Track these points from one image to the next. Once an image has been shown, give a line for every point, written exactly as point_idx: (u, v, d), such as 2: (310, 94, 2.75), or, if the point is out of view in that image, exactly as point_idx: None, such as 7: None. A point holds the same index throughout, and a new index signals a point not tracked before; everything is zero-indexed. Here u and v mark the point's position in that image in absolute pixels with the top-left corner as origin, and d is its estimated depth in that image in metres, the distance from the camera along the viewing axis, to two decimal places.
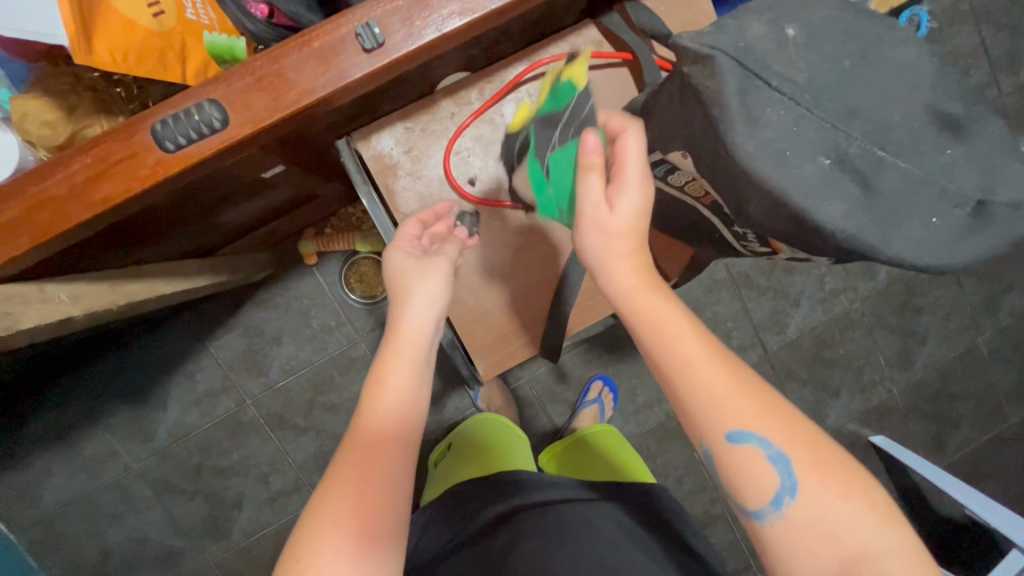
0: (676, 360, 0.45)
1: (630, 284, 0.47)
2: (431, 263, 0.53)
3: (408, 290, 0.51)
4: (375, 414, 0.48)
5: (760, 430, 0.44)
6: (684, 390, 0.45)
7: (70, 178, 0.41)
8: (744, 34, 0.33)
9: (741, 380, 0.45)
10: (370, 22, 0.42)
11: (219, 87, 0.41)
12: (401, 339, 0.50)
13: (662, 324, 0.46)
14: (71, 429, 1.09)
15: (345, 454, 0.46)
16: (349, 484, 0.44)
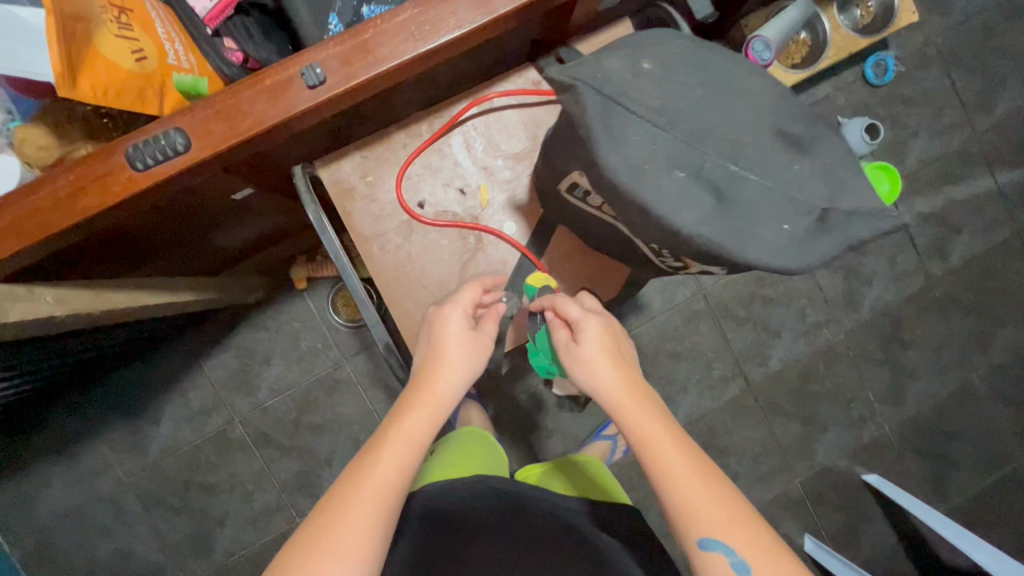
0: (659, 467, 0.54)
1: (621, 403, 0.56)
2: (480, 339, 0.59)
3: (448, 354, 0.57)
4: (394, 452, 0.53)
5: (728, 541, 0.51)
6: (667, 497, 0.53)
7: (55, 192, 0.48)
8: (601, 68, 0.39)
9: (715, 493, 0.52)
10: (315, 64, 0.49)
11: (184, 118, 0.49)
12: (433, 395, 0.56)
13: (649, 442, 0.55)
14: (69, 442, 1.15)
15: (361, 485, 0.51)
16: (361, 513, 0.49)
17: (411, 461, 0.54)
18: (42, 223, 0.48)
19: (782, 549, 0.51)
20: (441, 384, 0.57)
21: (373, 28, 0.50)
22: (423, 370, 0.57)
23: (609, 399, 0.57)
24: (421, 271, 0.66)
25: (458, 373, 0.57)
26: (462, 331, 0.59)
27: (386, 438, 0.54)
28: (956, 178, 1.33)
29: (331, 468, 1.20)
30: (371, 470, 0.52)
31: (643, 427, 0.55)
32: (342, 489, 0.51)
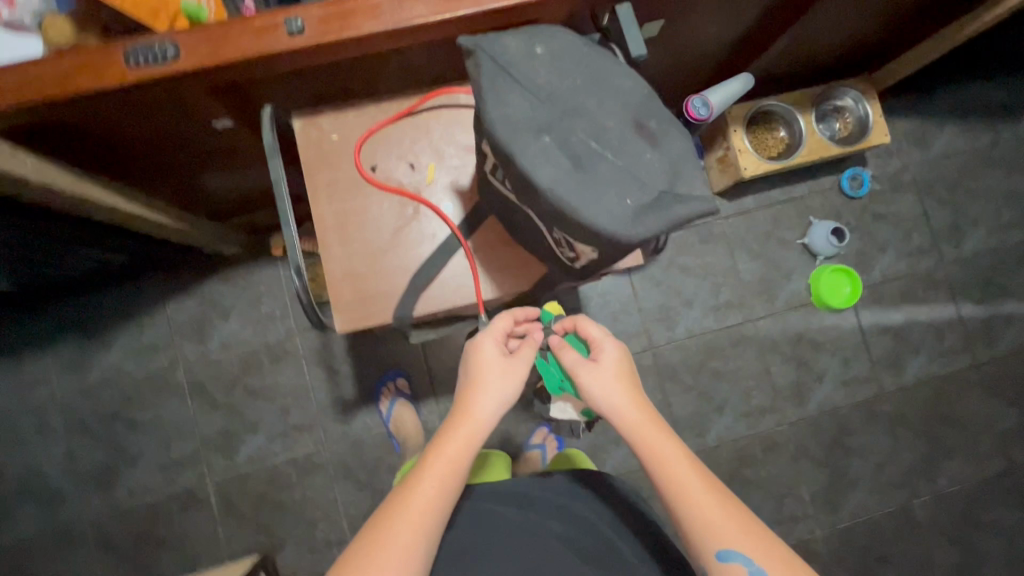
0: (672, 485, 0.61)
1: (637, 422, 0.65)
2: (513, 365, 0.68)
3: (484, 383, 0.67)
4: (435, 474, 0.61)
5: (744, 550, 0.57)
6: (688, 515, 0.59)
7: (58, 67, 0.57)
8: (501, 44, 0.47)
9: (723, 505, 0.59)
10: (297, 17, 0.59)
11: (181, 35, 0.59)
12: (470, 419, 0.65)
13: (665, 459, 0.62)
14: (19, 348, 1.21)
15: (405, 503, 0.59)
16: (408, 526, 0.58)
17: (449, 480, 0.62)
18: (37, 88, 0.57)
19: (792, 553, 0.58)
20: (476, 410, 0.65)
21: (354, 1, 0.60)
22: (463, 397, 0.67)
23: (628, 417, 0.65)
24: (358, 225, 0.73)
25: (491, 400, 0.66)
26: (499, 360, 0.68)
27: (428, 463, 0.62)
28: (917, 298, 1.37)
29: (255, 434, 1.23)
30: (415, 491, 0.60)
31: (658, 445, 0.63)
32: (395, 503, 0.60)
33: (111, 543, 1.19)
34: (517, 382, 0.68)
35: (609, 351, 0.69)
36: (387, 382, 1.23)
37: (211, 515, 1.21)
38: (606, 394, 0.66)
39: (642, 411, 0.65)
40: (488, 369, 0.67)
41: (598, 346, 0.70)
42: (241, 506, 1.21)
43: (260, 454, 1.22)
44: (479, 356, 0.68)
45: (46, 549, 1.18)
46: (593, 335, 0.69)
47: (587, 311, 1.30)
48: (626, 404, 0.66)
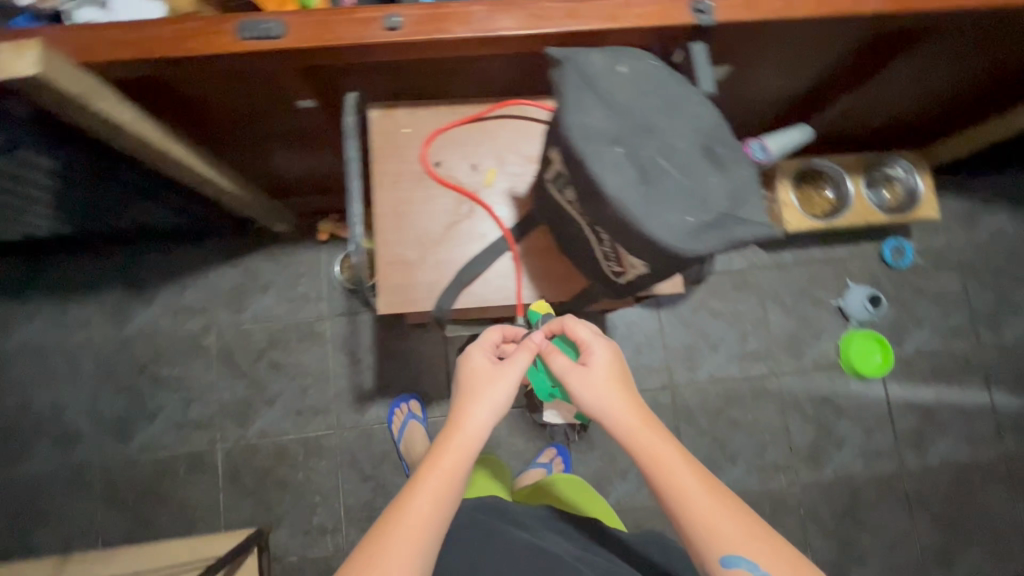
0: (672, 488, 0.59)
1: (633, 425, 0.63)
2: (503, 371, 0.67)
3: (476, 391, 0.65)
4: (427, 490, 0.59)
5: (748, 555, 0.55)
6: (689, 520, 0.57)
7: (176, 30, 0.63)
8: (588, 59, 0.51)
9: (727, 508, 0.57)
10: (395, 14, 0.64)
11: (289, 17, 0.64)
12: (463, 431, 0.63)
13: (663, 461, 0.60)
14: (68, 290, 1.26)
15: (397, 522, 0.56)
16: (401, 547, 0.55)
17: (444, 497, 0.59)
18: (154, 46, 0.63)
19: (798, 554, 0.56)
20: (468, 421, 0.63)
21: (449, 7, 0.65)
22: (455, 409, 0.65)
23: (623, 421, 0.63)
24: (415, 215, 0.76)
25: (483, 409, 0.64)
26: (488, 368, 0.67)
27: (420, 481, 0.60)
28: (949, 378, 1.34)
29: (271, 408, 1.25)
30: (407, 508, 0.57)
31: (656, 449, 0.61)
32: (388, 521, 0.57)
33: (116, 492, 1.22)
34: (509, 388, 0.66)
35: (597, 351, 0.67)
36: (400, 405, 1.20)
37: (216, 481, 1.23)
38: (599, 397, 0.64)
39: (636, 414, 0.62)
40: (480, 380, 0.66)
41: (588, 348, 0.68)
42: (245, 478, 1.23)
43: (272, 429, 1.24)
44: (471, 368, 0.67)
45: (54, 487, 1.21)
46: (580, 336, 0.67)
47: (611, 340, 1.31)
48: (620, 406, 0.64)
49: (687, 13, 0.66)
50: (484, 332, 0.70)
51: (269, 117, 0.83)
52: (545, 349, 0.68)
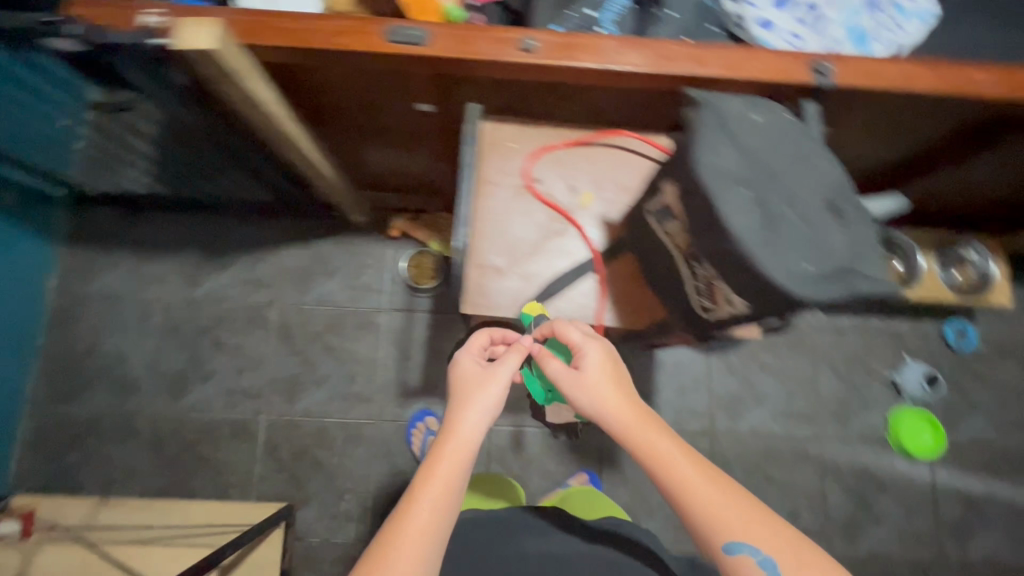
0: (674, 483, 0.61)
1: (630, 423, 0.64)
2: (495, 375, 0.67)
3: (470, 396, 0.66)
4: (427, 497, 0.60)
5: (750, 541, 0.58)
6: (693, 513, 0.60)
7: (331, 26, 0.68)
8: (725, 103, 0.54)
9: (731, 499, 0.59)
10: (532, 37, 0.68)
11: (434, 27, 0.69)
12: (457, 436, 0.64)
13: (662, 457, 0.61)
14: (151, 246, 1.34)
15: (398, 532, 0.58)
16: (406, 554, 0.57)
17: (443, 505, 0.61)
18: (308, 37, 0.68)
19: (797, 533, 0.59)
20: (461, 425, 0.64)
21: (582, 37, 0.69)
22: (450, 416, 0.66)
23: (621, 418, 0.64)
24: (510, 225, 0.79)
25: (476, 413, 0.65)
26: (480, 372, 0.68)
27: (419, 489, 0.61)
28: (1000, 474, 1.29)
29: (318, 389, 1.29)
30: (408, 517, 0.59)
31: (654, 445, 0.62)
32: (392, 532, 0.59)
33: (160, 445, 1.26)
34: (500, 390, 0.67)
35: (588, 352, 0.67)
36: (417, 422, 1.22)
37: (254, 451, 1.26)
38: (594, 398, 0.65)
39: (633, 413, 0.63)
40: (471, 385, 0.67)
41: (580, 351, 0.67)
42: (282, 453, 1.26)
43: (316, 410, 1.28)
44: (463, 373, 0.69)
45: (106, 430, 1.26)
46: (570, 340, 0.66)
47: (657, 377, 1.31)
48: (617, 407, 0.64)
49: (806, 72, 0.69)
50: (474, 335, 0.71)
51: (383, 115, 0.89)
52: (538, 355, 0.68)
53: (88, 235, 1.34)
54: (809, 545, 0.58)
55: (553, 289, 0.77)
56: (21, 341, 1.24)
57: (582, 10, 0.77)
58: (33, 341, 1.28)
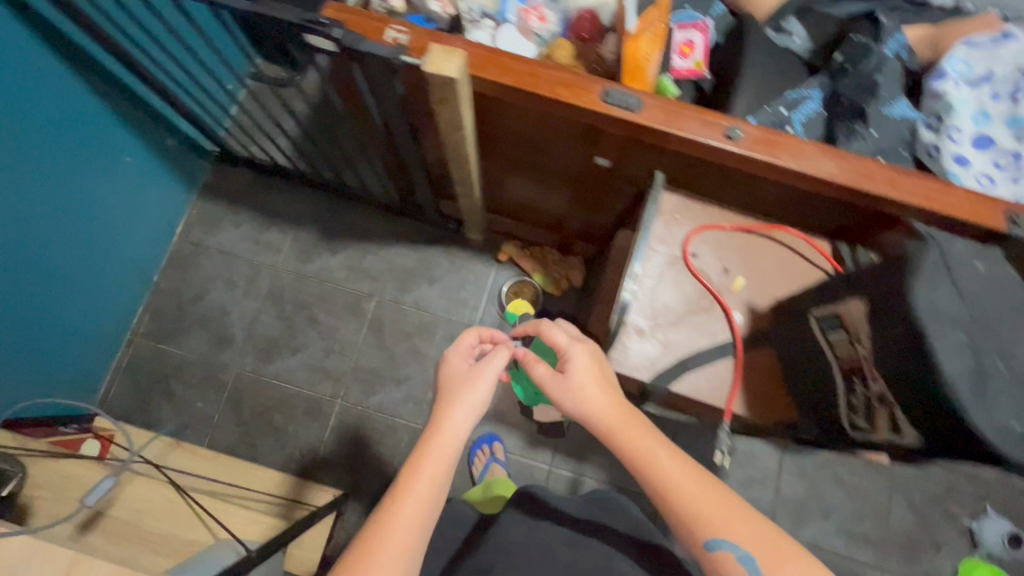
0: (660, 482, 0.62)
1: (613, 420, 0.65)
2: (480, 374, 0.72)
3: (457, 396, 0.70)
4: (416, 494, 0.63)
5: (730, 536, 0.58)
6: (675, 511, 0.60)
7: (554, 76, 0.73)
8: (949, 247, 0.55)
9: (715, 497, 0.60)
10: (739, 127, 0.72)
11: (648, 98, 0.73)
12: (441, 431, 0.67)
13: (645, 452, 0.63)
14: (275, 215, 1.41)
15: (384, 525, 0.61)
16: (393, 545, 0.59)
17: (428, 500, 0.64)
18: (532, 81, 0.72)
19: (779, 531, 0.59)
20: (447, 421, 0.68)
21: (785, 138, 0.72)
22: (436, 417, 0.69)
23: (606, 418, 0.66)
24: (660, 294, 0.81)
25: (461, 410, 0.69)
26: (467, 374, 0.72)
27: (406, 482, 0.63)
28: None
29: (396, 387, 1.32)
30: (394, 510, 0.62)
31: (637, 442, 0.64)
32: (376, 529, 0.61)
33: (238, 404, 1.31)
34: (486, 389, 0.71)
35: (573, 356, 0.69)
36: (484, 445, 1.26)
37: (323, 432, 1.30)
38: (580, 399, 0.66)
39: (616, 411, 0.65)
40: (459, 383, 0.71)
41: (566, 356, 0.69)
42: (347, 440, 1.29)
43: (389, 407, 1.31)
44: (450, 375, 0.73)
45: (193, 376, 1.32)
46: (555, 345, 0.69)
47: (725, 461, 1.29)
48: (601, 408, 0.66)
49: (1001, 220, 0.69)
50: (463, 339, 0.77)
51: (552, 158, 0.93)
52: (524, 360, 0.71)
53: (221, 191, 1.42)
54: (790, 542, 0.59)
55: (691, 363, 0.78)
56: (140, 276, 1.32)
57: (778, 108, 0.81)
58: (149, 280, 1.35)
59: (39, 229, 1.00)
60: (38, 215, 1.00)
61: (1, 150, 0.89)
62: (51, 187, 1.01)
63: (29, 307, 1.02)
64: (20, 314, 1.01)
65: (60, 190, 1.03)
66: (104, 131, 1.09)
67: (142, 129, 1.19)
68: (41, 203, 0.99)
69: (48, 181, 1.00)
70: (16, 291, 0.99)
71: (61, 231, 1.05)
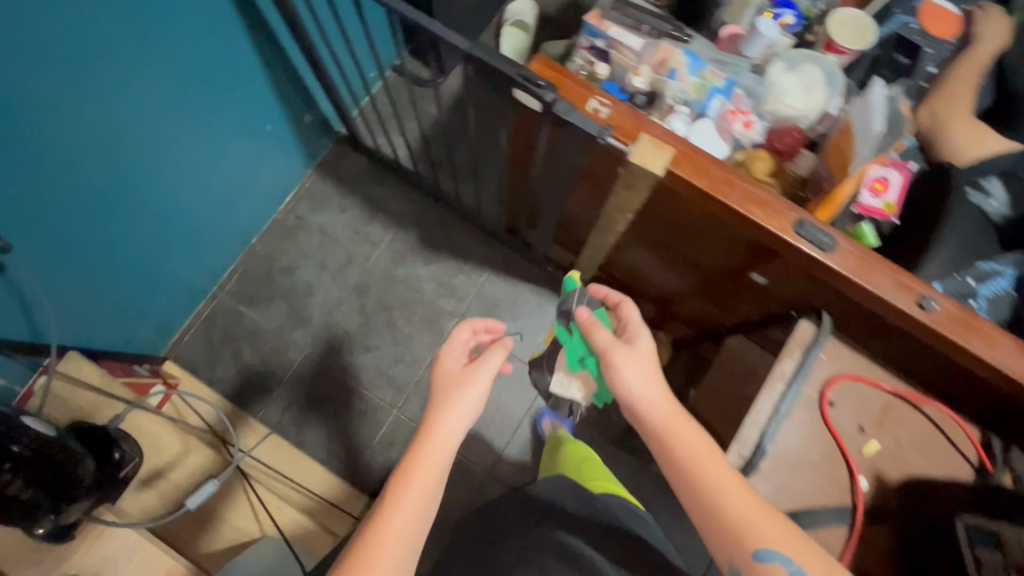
0: (708, 486, 0.60)
1: (667, 408, 0.66)
2: (482, 369, 0.74)
3: (447, 403, 0.71)
4: (409, 501, 0.63)
5: (782, 550, 0.56)
6: (724, 519, 0.58)
7: (750, 192, 0.69)
8: None
9: (764, 509, 0.59)
10: (936, 299, 0.67)
11: (843, 241, 0.68)
12: (432, 441, 0.68)
13: (695, 446, 0.63)
14: (382, 211, 1.41)
15: (377, 529, 0.61)
16: (392, 549, 0.60)
17: (422, 507, 0.64)
18: (726, 191, 0.69)
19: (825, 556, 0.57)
20: (439, 426, 0.69)
21: (980, 324, 0.67)
22: (424, 428, 0.70)
23: (658, 401, 0.67)
24: (786, 437, 0.75)
25: (455, 418, 0.70)
26: (463, 372, 0.75)
27: (397, 491, 0.64)
28: None
29: None
30: (390, 518, 0.62)
31: (688, 436, 0.64)
32: (365, 541, 0.61)
33: (299, 386, 1.31)
34: (481, 389, 0.74)
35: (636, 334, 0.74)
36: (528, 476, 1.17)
37: (371, 436, 1.29)
38: (638, 374, 0.69)
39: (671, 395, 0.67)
40: (452, 387, 0.73)
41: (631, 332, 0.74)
42: (393, 452, 1.28)
43: None
44: (444, 376, 0.75)
45: (265, 345, 1.33)
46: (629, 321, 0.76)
47: None
48: (655, 387, 0.68)
49: None
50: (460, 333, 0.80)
51: (700, 253, 0.88)
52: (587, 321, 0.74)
53: (336, 172, 1.43)
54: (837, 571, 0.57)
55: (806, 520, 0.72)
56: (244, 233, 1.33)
57: (967, 278, 0.77)
58: (248, 239, 1.36)
59: (173, 169, 1.03)
60: (175, 152, 1.01)
61: (162, 99, 0.92)
62: (195, 140, 1.04)
63: (141, 233, 1.04)
64: (126, 235, 1.01)
65: (198, 127, 1.03)
66: (251, 83, 1.09)
67: (287, 99, 1.21)
68: (177, 135, 0.99)
69: (188, 116, 0.99)
70: (130, 213, 0.99)
71: (190, 182, 1.08)
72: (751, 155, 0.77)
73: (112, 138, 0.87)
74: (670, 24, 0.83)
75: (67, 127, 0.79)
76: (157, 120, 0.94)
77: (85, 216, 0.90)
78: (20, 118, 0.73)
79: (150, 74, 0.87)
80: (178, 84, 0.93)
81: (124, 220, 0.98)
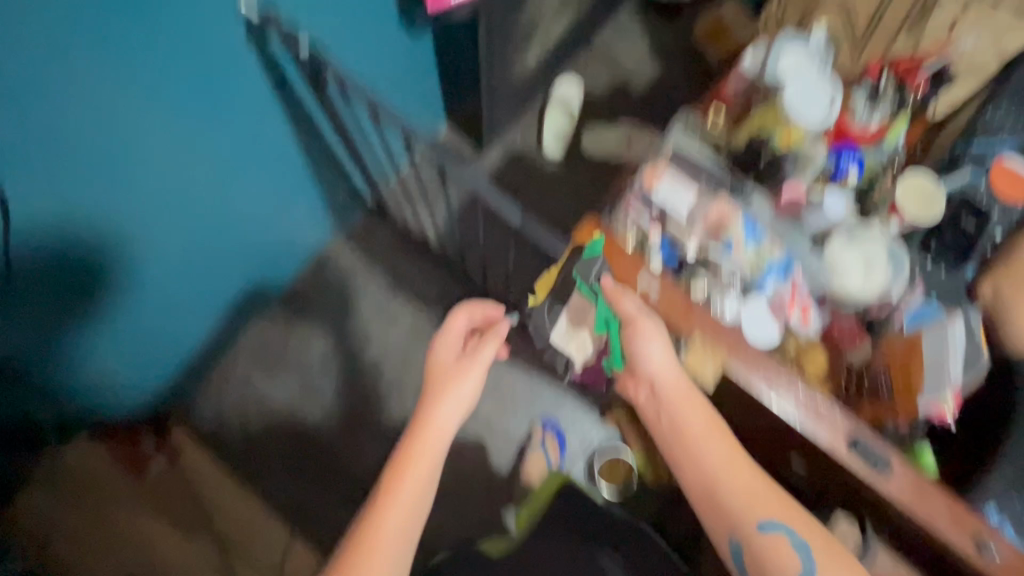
0: (705, 465, 0.66)
1: (676, 378, 0.69)
2: (478, 356, 0.81)
3: (441, 398, 0.78)
4: (404, 491, 0.70)
5: (778, 518, 0.63)
6: (721, 502, 0.65)
7: (802, 398, 0.67)
8: None
9: (758, 486, 0.65)
10: (997, 546, 0.60)
11: (896, 461, 0.64)
12: (425, 436, 0.75)
13: (701, 422, 0.67)
14: (405, 287, 1.38)
15: (374, 525, 0.68)
16: (392, 537, 0.68)
17: (416, 499, 0.71)
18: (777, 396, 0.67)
19: (818, 523, 0.64)
20: (435, 419, 0.76)
21: None
22: (416, 424, 0.77)
23: (670, 371, 0.69)
24: None
25: (446, 409, 0.77)
26: (454, 363, 0.82)
27: (394, 481, 0.71)
28: None
29: (455, 511, 1.28)
30: (387, 510, 0.69)
31: (689, 413, 0.68)
32: (365, 533, 0.68)
33: (302, 460, 1.28)
34: (472, 381, 0.79)
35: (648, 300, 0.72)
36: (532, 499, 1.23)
37: None
38: (653, 346, 0.69)
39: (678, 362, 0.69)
40: (446, 380, 0.80)
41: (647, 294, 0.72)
42: None
43: (443, 527, 1.26)
44: (440, 368, 0.83)
45: (273, 416, 1.31)
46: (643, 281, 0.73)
47: None
48: (668, 357, 0.69)
49: None
50: (453, 325, 0.87)
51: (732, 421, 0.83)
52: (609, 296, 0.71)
53: (363, 242, 1.40)
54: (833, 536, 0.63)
55: None
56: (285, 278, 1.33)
57: None
58: (269, 304, 1.34)
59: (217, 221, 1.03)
60: (218, 207, 1.01)
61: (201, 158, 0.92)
62: (238, 192, 1.03)
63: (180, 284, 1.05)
64: (144, 310, 1.01)
65: (240, 180, 1.02)
66: (286, 167, 1.11)
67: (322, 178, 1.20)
68: (203, 220, 1.00)
69: (217, 199, 1.00)
70: (171, 269, 1.00)
71: (232, 232, 1.08)
72: (806, 350, 0.75)
73: (149, 200, 0.88)
74: (727, 181, 0.80)
75: (84, 213, 0.80)
76: (183, 190, 0.92)
77: (130, 273, 0.93)
78: (52, 193, 0.74)
79: (185, 137, 0.87)
80: (205, 153, 0.92)
81: (167, 272, 1.00)
